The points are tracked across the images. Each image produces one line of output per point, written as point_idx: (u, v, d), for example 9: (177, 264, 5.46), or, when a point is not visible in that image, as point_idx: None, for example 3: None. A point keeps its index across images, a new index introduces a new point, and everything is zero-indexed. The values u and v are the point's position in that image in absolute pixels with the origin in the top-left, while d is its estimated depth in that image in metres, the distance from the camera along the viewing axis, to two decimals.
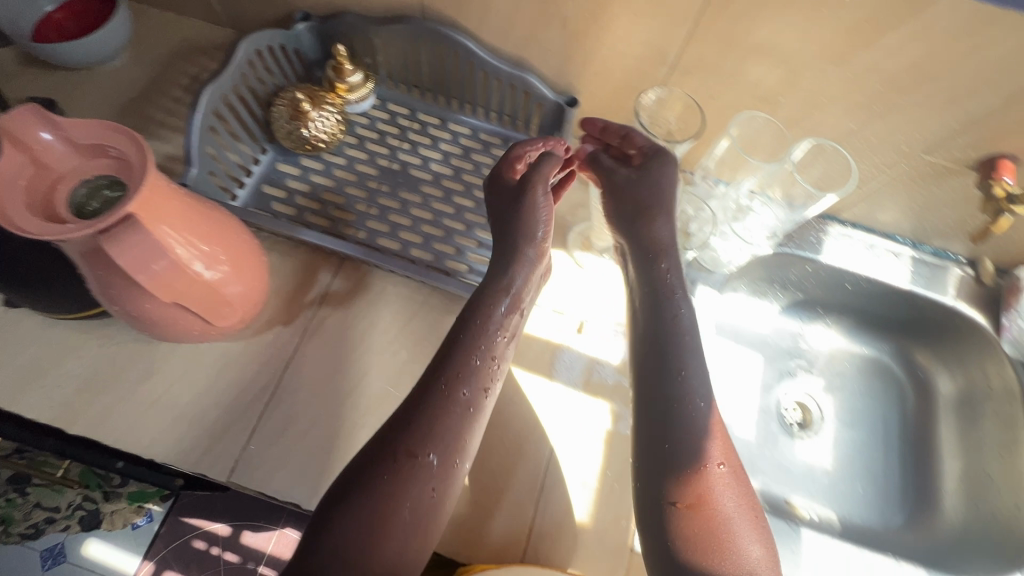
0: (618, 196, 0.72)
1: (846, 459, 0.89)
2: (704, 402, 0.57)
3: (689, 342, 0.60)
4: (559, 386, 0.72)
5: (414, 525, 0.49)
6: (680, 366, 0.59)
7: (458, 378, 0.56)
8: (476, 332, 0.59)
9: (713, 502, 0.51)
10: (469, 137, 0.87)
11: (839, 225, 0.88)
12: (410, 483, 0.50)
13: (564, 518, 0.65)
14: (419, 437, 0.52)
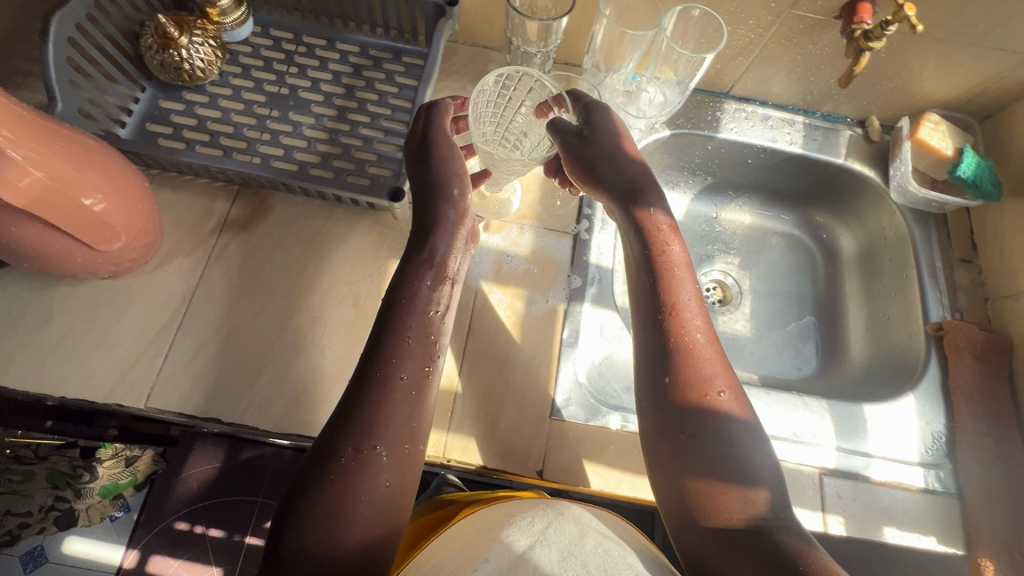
0: (571, 149, 0.64)
1: (763, 324, 0.94)
2: (711, 347, 0.54)
3: (682, 284, 0.57)
4: (470, 280, 0.73)
5: (376, 513, 0.47)
6: (676, 302, 0.56)
7: (398, 360, 0.51)
8: (417, 305, 0.54)
9: (714, 429, 0.51)
10: (358, 54, 0.86)
11: (734, 102, 0.90)
12: (358, 480, 0.47)
13: (484, 398, 0.68)
14: (360, 432, 0.48)
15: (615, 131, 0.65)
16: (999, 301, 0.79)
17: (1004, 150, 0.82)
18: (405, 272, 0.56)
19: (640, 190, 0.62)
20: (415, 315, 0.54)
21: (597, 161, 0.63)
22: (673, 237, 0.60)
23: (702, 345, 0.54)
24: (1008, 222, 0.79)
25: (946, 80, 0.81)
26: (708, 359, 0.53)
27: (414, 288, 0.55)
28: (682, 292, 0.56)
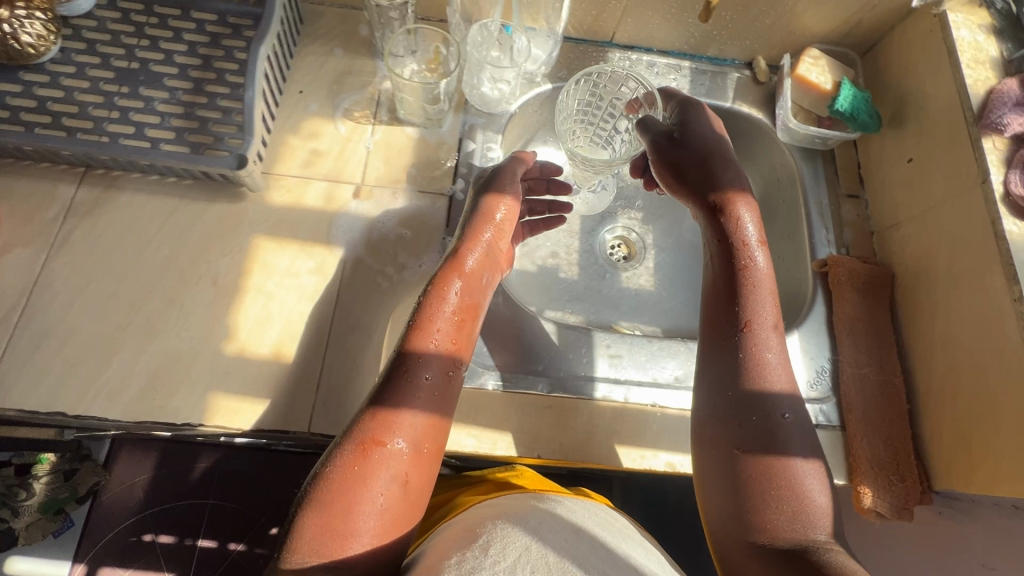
0: (683, 163, 0.67)
1: (668, 277, 0.93)
2: (784, 371, 0.57)
3: (761, 305, 0.59)
4: (338, 251, 0.70)
5: (393, 507, 0.48)
6: (756, 321, 0.58)
7: (428, 361, 0.54)
8: (453, 308, 0.57)
9: (777, 448, 0.53)
10: (215, 23, 0.80)
11: (619, 50, 0.87)
12: (378, 471, 0.49)
13: (353, 369, 0.66)
14: (382, 425, 0.50)
15: (721, 146, 0.67)
16: (882, 233, 0.78)
17: (883, 81, 0.81)
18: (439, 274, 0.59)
19: (734, 195, 0.64)
20: (445, 320, 0.57)
21: (708, 175, 0.65)
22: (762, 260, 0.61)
23: (775, 367, 0.57)
24: (886, 153, 0.79)
25: (822, 13, 0.79)
26: (776, 382, 0.56)
27: (443, 296, 0.58)
28: (766, 316, 0.59)
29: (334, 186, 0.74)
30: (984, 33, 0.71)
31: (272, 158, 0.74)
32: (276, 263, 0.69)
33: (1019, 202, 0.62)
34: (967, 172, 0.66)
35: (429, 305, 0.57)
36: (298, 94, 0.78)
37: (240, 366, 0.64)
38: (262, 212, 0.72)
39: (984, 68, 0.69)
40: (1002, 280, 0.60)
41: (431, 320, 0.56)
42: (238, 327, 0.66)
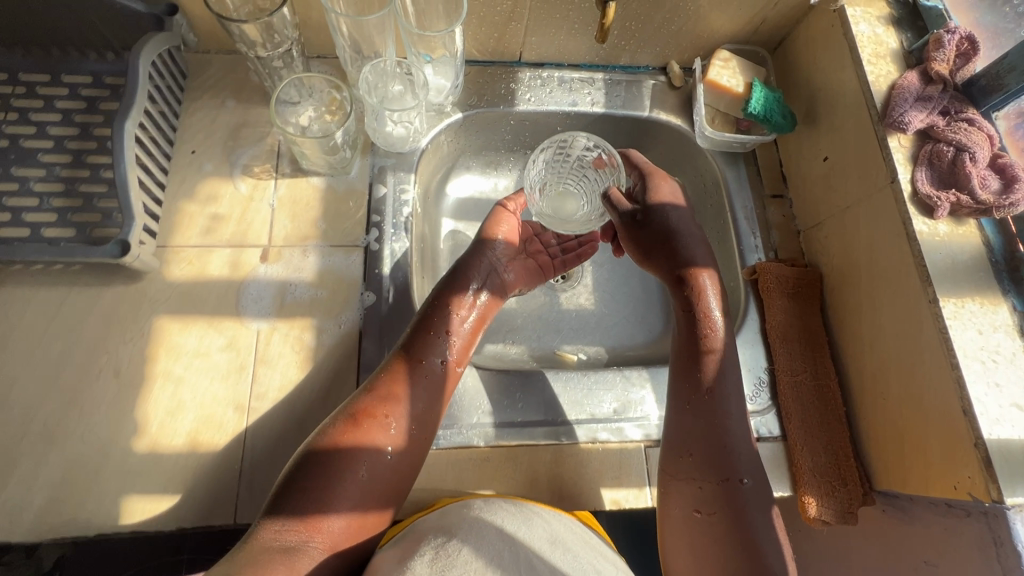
0: (642, 245, 0.66)
1: (609, 293, 0.92)
2: (745, 440, 0.59)
3: (725, 373, 0.61)
4: (249, 322, 0.66)
5: (370, 486, 0.53)
6: (717, 382, 0.60)
7: (394, 449, 0.55)
8: (420, 397, 0.59)
9: (736, 513, 0.56)
10: (90, 85, 0.74)
11: (529, 69, 0.84)
12: (367, 444, 0.54)
13: (277, 448, 0.62)
14: (380, 401, 0.56)
15: (684, 223, 0.67)
16: (807, 232, 0.78)
17: (794, 78, 0.80)
18: (411, 356, 0.60)
19: (696, 271, 0.64)
20: (411, 412, 0.57)
21: (670, 251, 0.65)
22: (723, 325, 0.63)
23: (734, 434, 0.58)
24: (804, 152, 0.78)
25: (728, 14, 0.77)
26: (735, 442, 0.58)
27: (414, 385, 0.59)
28: (727, 378, 0.61)
29: (240, 252, 0.69)
30: (883, 25, 0.71)
31: (167, 228, 0.69)
32: (182, 344, 0.65)
33: (926, 200, 0.61)
34: (877, 171, 0.66)
35: (399, 388, 0.58)
36: (190, 154, 0.73)
37: (154, 462, 0.60)
38: (162, 290, 0.67)
39: (885, 63, 0.69)
40: (917, 281, 0.60)
41: (396, 408, 0.57)
42: (148, 421, 0.61)
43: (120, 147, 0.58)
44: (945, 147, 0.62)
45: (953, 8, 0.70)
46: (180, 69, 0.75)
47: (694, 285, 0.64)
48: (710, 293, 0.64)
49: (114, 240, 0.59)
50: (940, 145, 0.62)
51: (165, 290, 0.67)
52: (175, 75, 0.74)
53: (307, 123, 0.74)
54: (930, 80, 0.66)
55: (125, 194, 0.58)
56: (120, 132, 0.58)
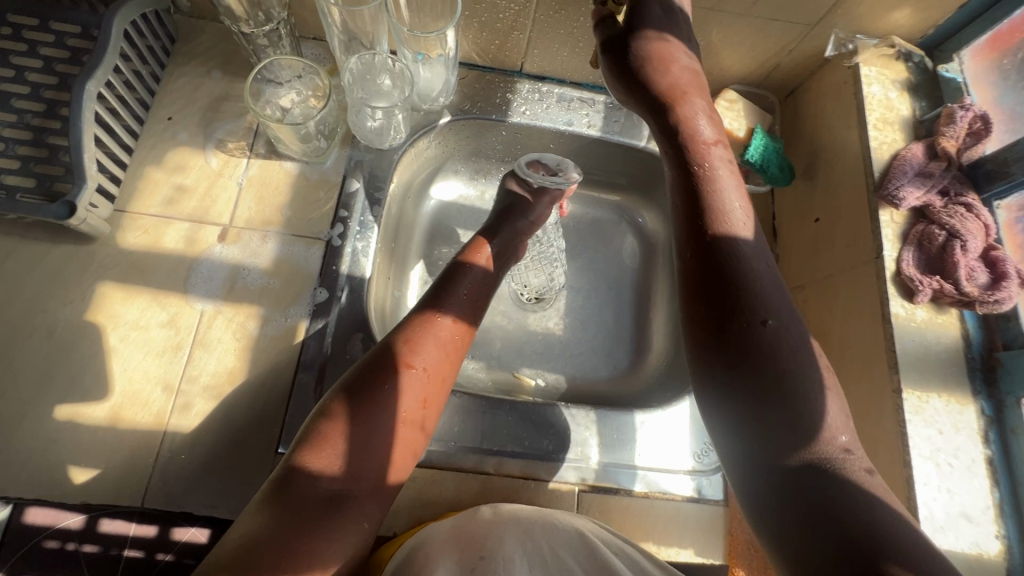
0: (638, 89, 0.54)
1: (581, 320, 0.88)
2: (766, 263, 0.47)
3: (728, 191, 0.49)
4: (194, 301, 0.65)
5: (398, 430, 0.52)
6: (755, 295, 0.44)
7: (404, 417, 0.52)
8: (429, 360, 0.56)
9: (783, 374, 0.42)
10: (78, 36, 0.72)
11: (529, 81, 0.81)
12: (397, 390, 0.53)
13: (200, 434, 0.60)
14: (405, 350, 0.55)
15: (682, 66, 0.55)
16: (788, 293, 0.74)
17: (800, 130, 0.76)
18: (419, 325, 0.58)
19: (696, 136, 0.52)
20: (422, 377, 0.55)
21: (676, 97, 0.53)
22: (757, 245, 0.48)
23: (737, 234, 0.47)
24: (797, 209, 0.75)
25: (740, 54, 0.74)
26: (743, 236, 0.47)
27: (424, 347, 0.56)
28: (773, 292, 0.45)
29: (198, 228, 0.68)
30: (897, 90, 0.67)
31: (129, 194, 0.68)
32: (122, 315, 0.63)
33: (908, 282, 0.58)
34: (865, 243, 0.62)
35: (410, 354, 0.55)
36: (166, 121, 0.71)
37: (74, 429, 0.59)
38: (111, 255, 0.65)
39: (892, 130, 0.65)
40: (885, 367, 0.57)
41: (417, 363, 0.55)
42: (75, 386, 0.60)
43: (78, 107, 0.57)
44: (937, 230, 0.58)
45: (974, 81, 0.64)
46: (168, 33, 0.73)
47: (717, 210, 0.48)
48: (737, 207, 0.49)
49: (61, 200, 0.57)
50: (932, 227, 0.58)
51: (115, 256, 0.65)
52: (162, 38, 0.72)
53: (290, 106, 0.73)
54: (936, 155, 0.62)
55: (78, 155, 0.57)
56: (79, 92, 0.57)
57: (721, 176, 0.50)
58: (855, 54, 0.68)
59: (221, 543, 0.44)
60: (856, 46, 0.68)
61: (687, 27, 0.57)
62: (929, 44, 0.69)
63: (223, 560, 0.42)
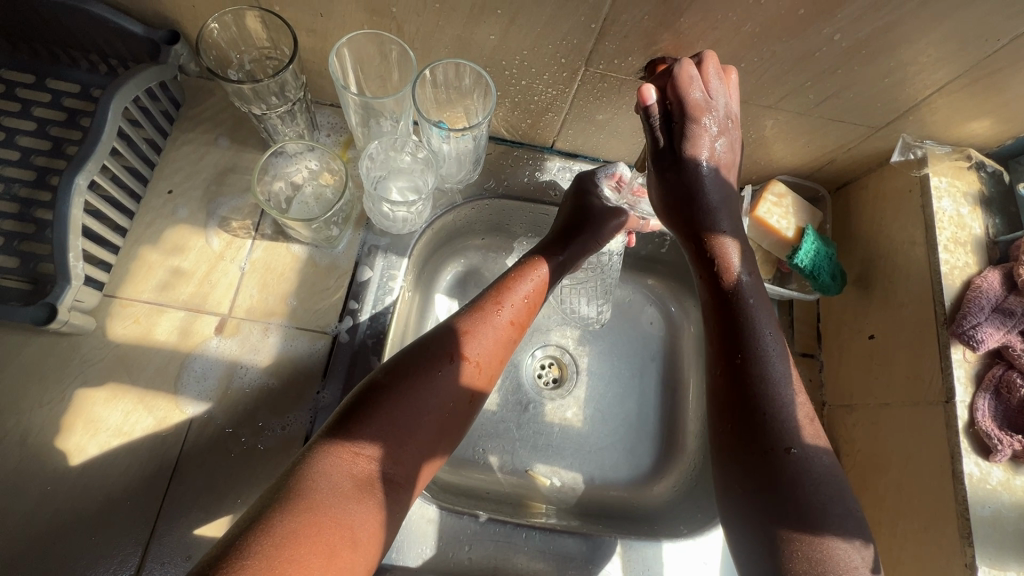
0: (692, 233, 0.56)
1: (602, 413, 0.81)
2: (794, 386, 0.49)
3: (761, 312, 0.52)
4: (185, 404, 0.59)
5: (436, 424, 0.50)
6: (796, 481, 0.45)
7: (449, 406, 0.51)
8: (482, 355, 0.54)
9: (805, 503, 0.44)
10: (75, 96, 0.66)
11: (559, 158, 0.75)
12: (442, 382, 0.51)
13: (181, 559, 0.54)
14: (454, 342, 0.53)
15: (721, 200, 0.56)
16: (833, 409, 0.67)
17: (854, 232, 0.70)
18: (476, 316, 0.56)
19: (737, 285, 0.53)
20: (473, 371, 0.53)
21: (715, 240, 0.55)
22: (806, 427, 0.47)
23: (764, 358, 0.49)
24: (849, 319, 0.68)
25: (794, 148, 0.67)
26: (770, 363, 0.49)
27: (479, 341, 0.55)
28: (818, 484, 0.45)
29: (194, 318, 0.62)
30: (969, 204, 0.61)
31: (121, 277, 0.62)
32: (105, 419, 0.57)
33: (983, 437, 0.52)
34: (931, 381, 0.56)
35: (466, 346, 0.53)
36: (166, 195, 0.66)
37: (42, 549, 0.53)
38: (96, 349, 0.59)
39: (963, 251, 0.59)
40: (954, 536, 0.51)
41: (466, 356, 0.53)
42: (48, 497, 0.54)
43: (64, 205, 0.53)
44: (1018, 379, 0.52)
45: None
46: (173, 98, 0.67)
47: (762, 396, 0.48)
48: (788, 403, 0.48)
49: (41, 302, 0.54)
50: (1012, 375, 0.53)
51: (99, 349, 0.59)
52: (165, 104, 0.66)
53: (300, 183, 0.66)
54: (1015, 287, 0.56)
55: (62, 255, 0.54)
56: (66, 188, 0.53)
57: (769, 350, 0.50)
58: (924, 163, 0.62)
59: (254, 503, 0.42)
60: (926, 152, 0.62)
61: (722, 143, 0.55)
62: (1004, 153, 0.63)
63: (261, 514, 0.40)
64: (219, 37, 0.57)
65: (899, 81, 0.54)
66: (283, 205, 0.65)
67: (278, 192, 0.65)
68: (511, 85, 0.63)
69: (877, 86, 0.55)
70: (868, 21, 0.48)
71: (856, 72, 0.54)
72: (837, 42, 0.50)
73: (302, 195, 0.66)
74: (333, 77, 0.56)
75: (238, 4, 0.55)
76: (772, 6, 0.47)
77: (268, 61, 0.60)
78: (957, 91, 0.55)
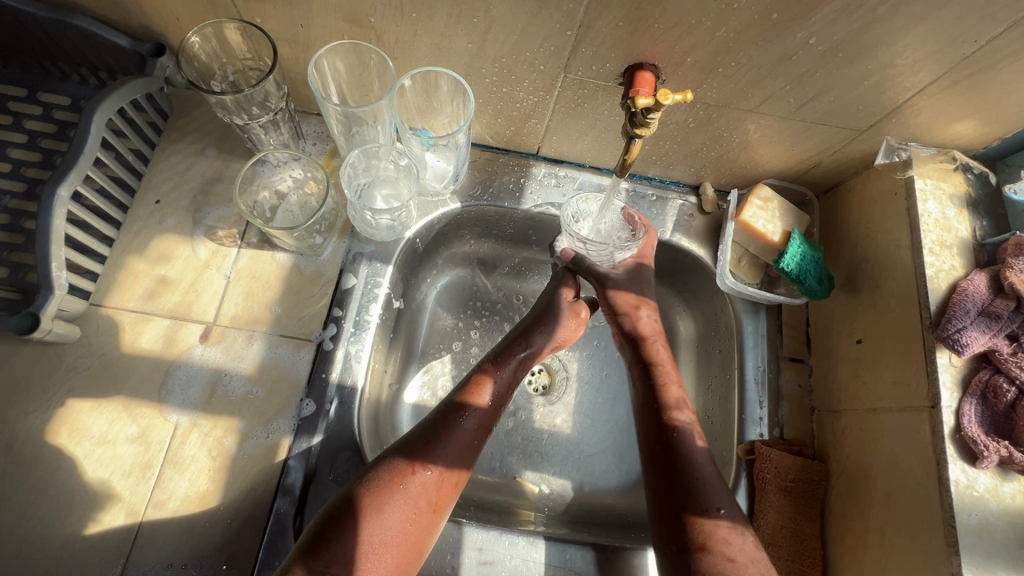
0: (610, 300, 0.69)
1: (591, 419, 0.80)
2: (715, 470, 0.56)
3: (676, 400, 0.61)
4: (168, 412, 0.59)
5: (401, 533, 0.51)
6: (702, 498, 0.53)
7: (410, 521, 0.52)
8: (447, 462, 0.55)
9: (718, 544, 0.50)
10: (65, 108, 0.67)
11: (545, 165, 0.75)
12: (408, 491, 0.52)
13: (161, 568, 0.54)
14: (416, 450, 0.55)
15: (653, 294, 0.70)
16: (823, 414, 0.66)
17: (843, 236, 0.70)
18: (439, 425, 0.57)
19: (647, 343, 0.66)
20: (435, 482, 0.54)
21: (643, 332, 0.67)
22: (720, 488, 0.55)
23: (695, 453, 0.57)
24: (837, 323, 0.67)
25: (779, 152, 0.67)
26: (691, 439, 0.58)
27: (443, 449, 0.56)
28: (732, 525, 0.52)
29: (179, 326, 0.62)
30: (956, 206, 0.60)
31: (108, 286, 0.63)
32: (89, 427, 0.58)
33: (969, 443, 0.51)
34: (917, 387, 0.55)
35: (428, 456, 0.55)
36: (154, 204, 0.66)
37: (25, 558, 0.53)
38: (81, 358, 0.60)
39: (950, 254, 0.58)
40: (940, 545, 0.50)
41: (431, 467, 0.54)
42: (31, 506, 0.55)
43: (46, 216, 0.54)
44: (1005, 385, 0.51)
45: None
46: (160, 109, 0.68)
47: (668, 407, 0.60)
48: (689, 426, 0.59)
49: (24, 311, 0.54)
50: (999, 380, 0.52)
51: (84, 358, 0.60)
52: (151, 115, 0.67)
53: (285, 192, 0.67)
54: (1002, 290, 0.55)
55: (46, 265, 0.55)
56: (48, 200, 0.54)
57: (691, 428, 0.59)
58: (909, 165, 0.61)
59: None
60: (911, 155, 0.61)
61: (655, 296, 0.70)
62: (991, 154, 0.62)
63: None
64: (200, 49, 0.58)
65: (880, 83, 0.54)
66: (268, 214, 0.65)
67: (263, 202, 0.66)
68: (493, 93, 0.63)
69: (857, 88, 0.55)
70: (844, 23, 0.47)
71: (836, 74, 0.53)
72: (813, 45, 0.50)
73: (287, 203, 0.66)
74: (313, 87, 0.57)
75: (219, 16, 0.56)
76: (746, 10, 0.47)
77: (250, 71, 0.61)
78: (939, 92, 0.54)
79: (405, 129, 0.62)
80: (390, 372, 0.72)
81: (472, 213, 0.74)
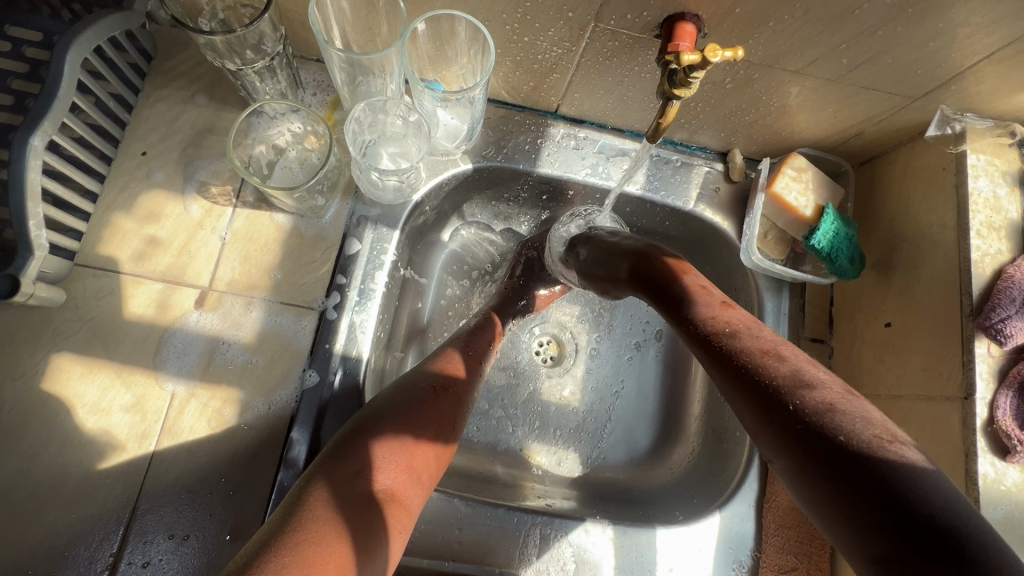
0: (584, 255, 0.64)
1: (599, 391, 0.78)
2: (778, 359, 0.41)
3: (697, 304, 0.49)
4: (163, 380, 0.56)
5: (427, 451, 0.50)
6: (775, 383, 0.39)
7: (436, 435, 0.51)
8: (461, 387, 0.56)
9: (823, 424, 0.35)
10: (37, 45, 0.59)
11: (564, 124, 0.70)
12: (433, 410, 0.52)
13: (160, 540, 0.53)
14: (434, 375, 0.55)
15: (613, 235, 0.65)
16: None
17: (878, 212, 0.66)
18: (447, 356, 0.58)
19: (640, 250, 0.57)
20: (454, 404, 0.55)
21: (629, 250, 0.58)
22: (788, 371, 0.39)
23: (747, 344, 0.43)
24: (864, 304, 0.64)
25: (819, 119, 0.62)
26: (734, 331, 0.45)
27: (456, 374, 0.57)
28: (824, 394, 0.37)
29: (172, 290, 0.58)
30: (1007, 185, 0.56)
31: (95, 245, 0.58)
32: (81, 394, 0.55)
33: (1002, 437, 0.49)
34: (950, 376, 0.53)
35: (445, 379, 0.55)
36: (140, 156, 0.61)
37: (17, 528, 0.51)
38: (68, 321, 0.56)
39: (996, 237, 0.55)
40: None
41: (449, 388, 0.55)
42: (23, 474, 0.52)
43: (20, 166, 0.50)
44: None
45: None
46: (143, 50, 0.62)
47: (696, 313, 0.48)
48: (811, 378, 0.38)
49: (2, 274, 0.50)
50: None
51: (71, 322, 0.56)
52: (132, 56, 0.60)
53: (283, 147, 0.62)
54: None
55: (23, 223, 0.50)
56: (21, 149, 0.49)
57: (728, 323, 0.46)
58: (962, 138, 0.57)
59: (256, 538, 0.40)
60: (965, 126, 0.56)
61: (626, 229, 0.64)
62: None
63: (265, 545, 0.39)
64: None
65: (946, 46, 0.48)
66: (264, 170, 0.60)
67: (260, 157, 0.61)
68: (513, 42, 0.57)
69: (921, 51, 0.49)
70: None
71: (899, 33, 0.48)
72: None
73: (286, 159, 0.61)
74: (315, 29, 0.51)
75: None
76: None
77: (243, 9, 0.55)
78: (1010, 58, 0.49)
79: (417, 80, 0.56)
80: (395, 343, 0.69)
81: (486, 176, 0.70)
